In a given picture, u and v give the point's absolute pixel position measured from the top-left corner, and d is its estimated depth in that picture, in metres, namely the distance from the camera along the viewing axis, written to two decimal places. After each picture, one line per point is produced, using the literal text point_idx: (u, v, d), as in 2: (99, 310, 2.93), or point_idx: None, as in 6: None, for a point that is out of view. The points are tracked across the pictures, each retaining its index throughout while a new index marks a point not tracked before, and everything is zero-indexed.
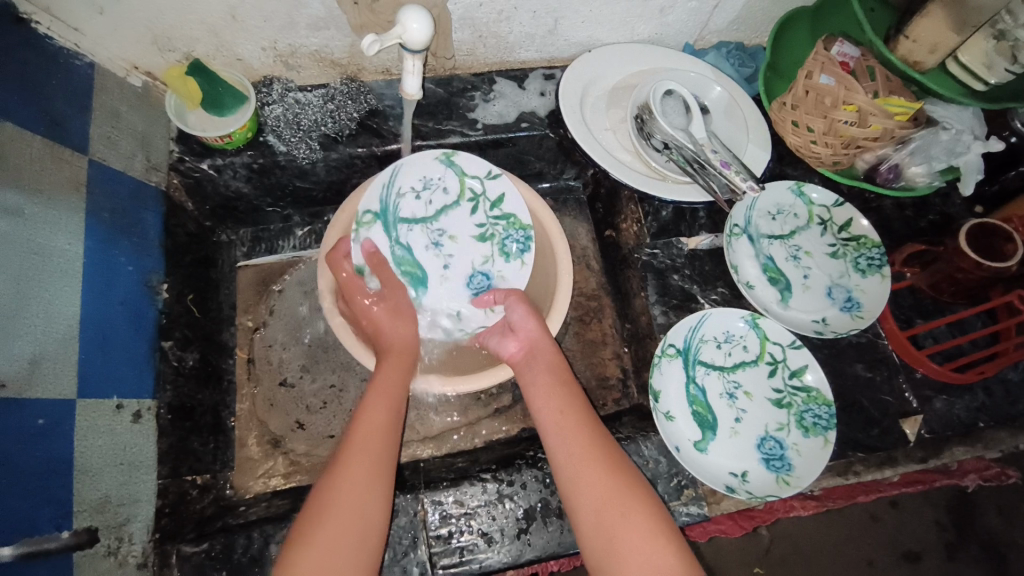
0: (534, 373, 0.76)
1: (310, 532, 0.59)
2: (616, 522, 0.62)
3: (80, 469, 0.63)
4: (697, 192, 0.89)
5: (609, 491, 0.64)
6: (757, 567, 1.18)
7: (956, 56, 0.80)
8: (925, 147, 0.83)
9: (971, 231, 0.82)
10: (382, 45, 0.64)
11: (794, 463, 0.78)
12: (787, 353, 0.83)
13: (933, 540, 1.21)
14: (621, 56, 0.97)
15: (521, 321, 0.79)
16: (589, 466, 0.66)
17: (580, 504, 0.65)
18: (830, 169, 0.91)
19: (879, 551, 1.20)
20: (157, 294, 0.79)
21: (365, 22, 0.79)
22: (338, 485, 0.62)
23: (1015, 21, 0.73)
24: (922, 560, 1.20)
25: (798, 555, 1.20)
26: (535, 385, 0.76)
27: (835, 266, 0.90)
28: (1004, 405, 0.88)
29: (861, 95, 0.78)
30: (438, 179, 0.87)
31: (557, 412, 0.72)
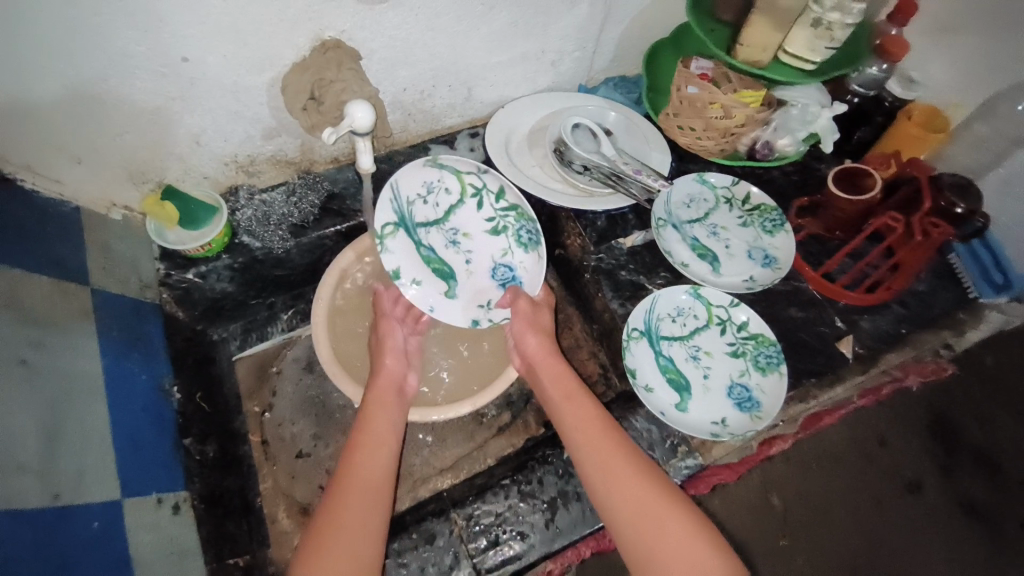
0: (557, 403, 0.83)
1: (332, 528, 0.67)
2: (654, 527, 0.68)
3: (139, 563, 0.67)
4: (621, 199, 1.06)
5: (644, 496, 0.71)
6: (783, 539, 1.28)
7: (784, 49, 0.96)
8: (784, 122, 1.03)
9: (838, 175, 1.01)
10: (338, 134, 0.77)
11: (761, 399, 0.91)
12: (731, 312, 0.97)
13: (920, 465, 1.37)
14: (531, 106, 1.15)
15: (523, 341, 0.89)
16: (622, 474, 0.73)
17: (623, 518, 0.70)
18: (721, 156, 1.10)
19: (881, 489, 1.34)
20: (170, 396, 0.86)
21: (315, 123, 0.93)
22: (341, 505, 0.69)
23: (822, 7, 0.90)
24: (923, 488, 1.35)
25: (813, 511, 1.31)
26: (561, 413, 0.82)
27: (748, 233, 1.06)
28: (921, 312, 1.02)
29: (720, 94, 0.97)
30: (439, 183, 0.96)
31: (584, 429, 0.78)
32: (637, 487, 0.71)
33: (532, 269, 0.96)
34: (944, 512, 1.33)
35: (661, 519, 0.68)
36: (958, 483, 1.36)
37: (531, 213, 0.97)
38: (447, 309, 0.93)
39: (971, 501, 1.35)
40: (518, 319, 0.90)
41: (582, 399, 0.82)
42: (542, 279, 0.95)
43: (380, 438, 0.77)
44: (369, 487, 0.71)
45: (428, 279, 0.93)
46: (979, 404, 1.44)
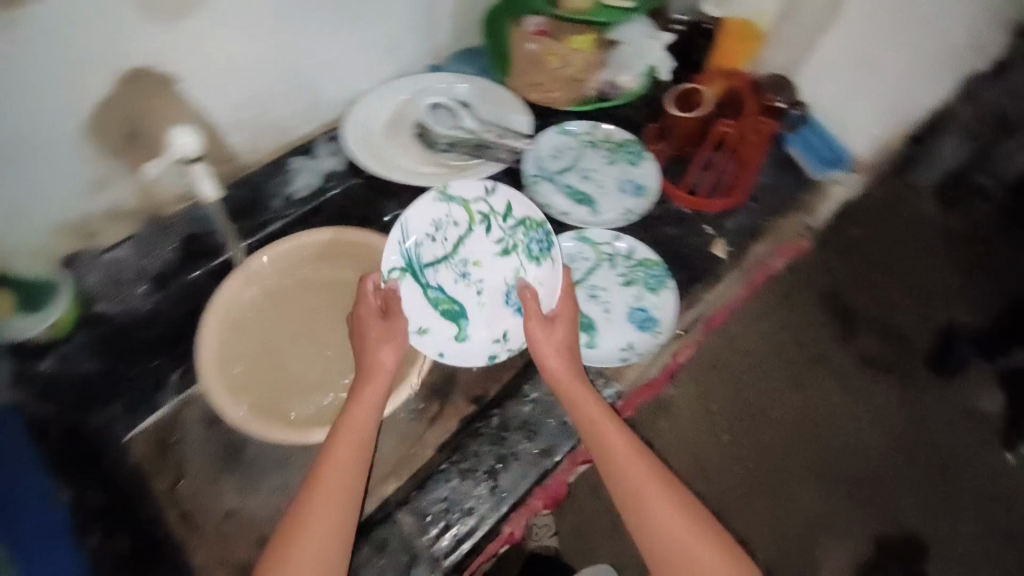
0: (586, 414, 0.81)
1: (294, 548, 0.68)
2: (680, 540, 0.72)
3: None
4: (492, 165, 1.08)
5: (673, 511, 0.73)
6: (727, 436, 1.42)
7: None
8: (619, 61, 1.10)
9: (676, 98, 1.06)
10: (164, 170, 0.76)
11: (659, 315, 0.98)
12: (615, 246, 1.03)
13: (820, 336, 1.54)
14: (380, 95, 1.10)
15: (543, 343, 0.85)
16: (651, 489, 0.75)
17: (653, 532, 0.73)
18: (573, 104, 1.12)
19: (795, 368, 1.50)
20: (59, 497, 0.84)
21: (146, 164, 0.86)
22: (304, 522, 0.70)
23: None
24: (828, 357, 1.52)
25: (746, 404, 1.45)
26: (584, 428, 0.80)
27: (617, 169, 1.11)
28: (773, 203, 1.13)
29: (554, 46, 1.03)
30: (446, 216, 0.96)
31: (612, 440, 0.78)
32: (666, 502, 0.74)
33: (545, 281, 0.94)
34: (848, 371, 1.51)
35: (688, 538, 0.72)
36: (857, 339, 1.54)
37: (539, 220, 0.96)
38: (462, 353, 0.91)
39: (870, 354, 1.53)
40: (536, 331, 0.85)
41: (594, 400, 0.82)
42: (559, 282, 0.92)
43: (348, 451, 0.75)
44: (336, 505, 0.71)
45: (436, 324, 0.92)
46: (859, 275, 1.59)
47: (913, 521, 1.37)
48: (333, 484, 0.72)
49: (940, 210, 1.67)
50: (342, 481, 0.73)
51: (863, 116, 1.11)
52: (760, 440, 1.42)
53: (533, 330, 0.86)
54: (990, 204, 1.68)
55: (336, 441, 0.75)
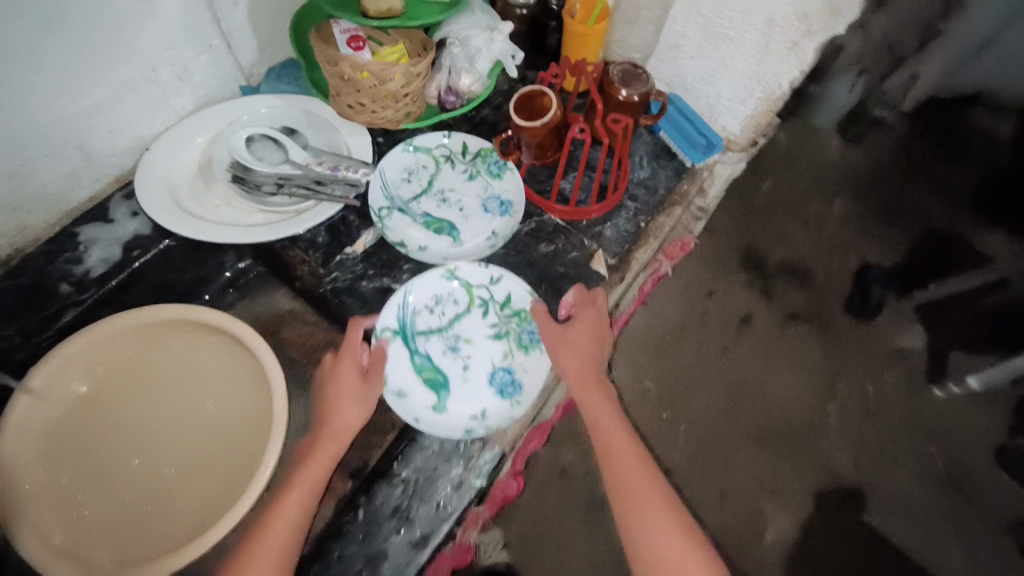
0: (601, 406, 0.80)
1: None
2: (671, 552, 0.68)
3: None
4: (327, 206, 0.91)
5: (670, 527, 0.70)
6: (665, 414, 1.34)
7: None
8: (452, 62, 0.95)
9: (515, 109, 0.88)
10: None
11: (523, 380, 0.85)
12: (491, 290, 0.90)
13: (744, 296, 1.45)
14: (186, 136, 0.93)
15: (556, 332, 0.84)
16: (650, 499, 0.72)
17: (647, 541, 0.69)
18: (410, 121, 0.94)
19: (725, 334, 1.41)
20: None
21: None
22: None
23: None
24: (754, 316, 1.44)
25: (682, 381, 1.37)
26: (609, 415, 0.79)
27: (477, 186, 0.98)
28: (652, 198, 1.04)
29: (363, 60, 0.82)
30: (447, 294, 0.90)
31: (619, 443, 0.77)
32: (659, 518, 0.71)
33: (533, 373, 0.85)
34: (777, 330, 1.43)
35: (680, 552, 0.68)
36: (782, 294, 1.46)
37: None
38: (434, 424, 0.81)
39: (794, 309, 1.46)
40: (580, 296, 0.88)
41: (609, 405, 0.80)
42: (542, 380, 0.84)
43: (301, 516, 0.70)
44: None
45: (415, 388, 0.84)
46: (774, 225, 1.51)
47: (851, 473, 1.31)
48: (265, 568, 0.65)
49: None
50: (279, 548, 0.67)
51: (728, 96, 1.05)
52: (695, 415, 1.34)
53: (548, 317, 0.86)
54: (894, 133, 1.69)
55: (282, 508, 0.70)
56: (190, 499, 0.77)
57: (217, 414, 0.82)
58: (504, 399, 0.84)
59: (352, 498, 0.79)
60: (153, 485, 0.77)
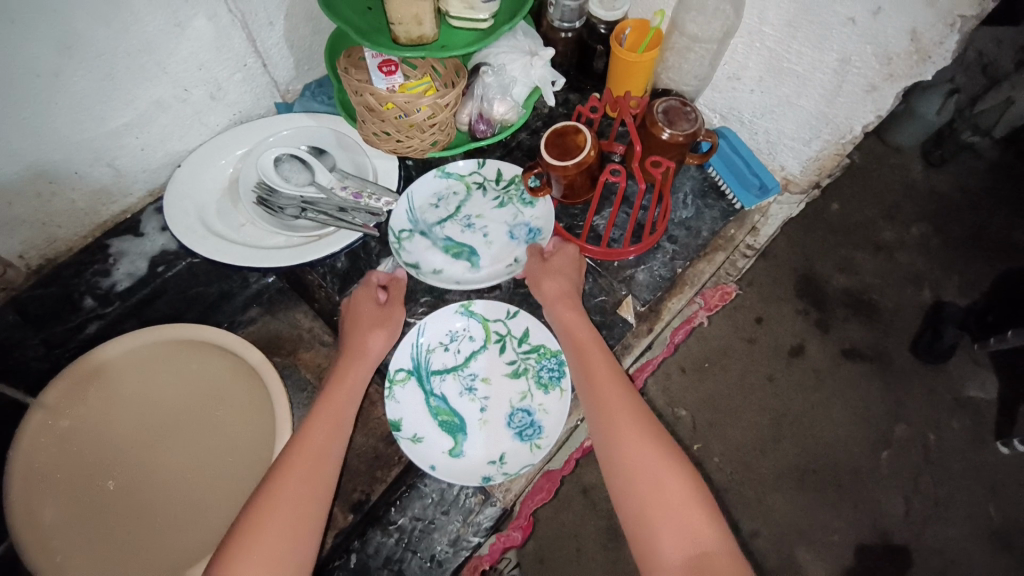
0: (597, 360, 0.76)
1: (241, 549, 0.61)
2: (657, 487, 0.65)
3: None
4: (347, 235, 0.89)
5: (649, 456, 0.67)
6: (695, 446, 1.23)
7: (447, 13, 0.81)
8: (484, 92, 0.91)
9: (546, 146, 0.83)
10: None
11: (543, 423, 0.80)
12: (508, 325, 0.85)
13: (795, 327, 1.33)
14: (217, 153, 0.94)
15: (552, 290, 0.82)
16: (643, 443, 0.68)
17: (636, 480, 0.66)
18: (436, 150, 0.91)
19: (771, 365, 1.29)
20: None
21: None
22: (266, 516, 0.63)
23: None
24: (805, 348, 1.31)
25: (719, 414, 1.26)
26: (601, 371, 0.75)
27: (505, 213, 0.94)
28: (692, 241, 0.96)
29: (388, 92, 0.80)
30: (462, 329, 0.86)
31: (613, 387, 0.73)
32: (645, 449, 0.68)
33: (555, 413, 0.81)
34: (831, 368, 1.30)
35: (658, 480, 0.66)
36: (835, 329, 1.33)
37: (556, 349, 0.83)
38: (451, 472, 0.77)
39: (851, 344, 1.32)
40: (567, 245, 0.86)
41: (600, 353, 0.77)
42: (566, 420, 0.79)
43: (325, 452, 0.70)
44: (290, 517, 0.64)
45: (431, 433, 0.80)
46: (834, 249, 1.40)
47: (902, 532, 1.18)
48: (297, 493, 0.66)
49: (926, 172, 1.49)
50: (302, 491, 0.66)
51: (790, 136, 0.98)
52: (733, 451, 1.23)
53: (542, 273, 0.84)
54: (981, 159, 1.52)
55: (299, 455, 0.68)
56: (199, 519, 0.78)
57: (224, 425, 0.83)
58: (523, 443, 0.80)
59: (346, 541, 0.78)
60: (173, 500, 0.79)
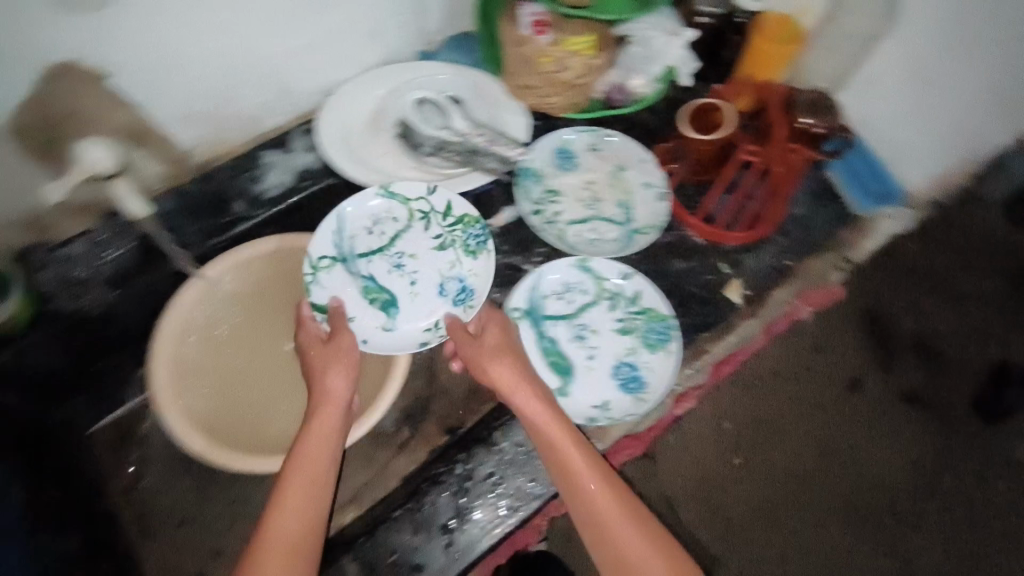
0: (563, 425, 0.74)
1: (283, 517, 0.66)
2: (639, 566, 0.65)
3: None
4: (479, 177, 0.97)
5: (627, 526, 0.67)
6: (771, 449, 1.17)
7: None
8: (628, 61, 0.94)
9: (689, 119, 0.87)
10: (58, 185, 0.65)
11: (647, 378, 0.88)
12: (621, 285, 0.93)
13: None
14: (365, 86, 1.00)
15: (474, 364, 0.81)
16: (614, 510, 0.68)
17: (615, 559, 0.66)
18: (574, 111, 0.98)
19: (824, 394, 1.10)
20: (7, 495, 0.73)
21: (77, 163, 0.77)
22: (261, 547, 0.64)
23: None
24: (864, 385, 1.09)
25: None
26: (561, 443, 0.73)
27: (612, 200, 1.00)
28: (805, 236, 0.99)
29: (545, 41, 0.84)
30: (577, 283, 0.94)
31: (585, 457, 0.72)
32: (623, 522, 0.68)
33: (658, 371, 0.88)
34: (895, 411, 1.08)
35: (637, 550, 0.66)
36: None
37: (664, 314, 0.91)
38: (558, 407, 0.86)
39: (915, 389, 1.09)
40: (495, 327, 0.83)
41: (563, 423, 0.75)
42: (670, 379, 0.87)
43: (313, 480, 0.69)
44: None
45: (542, 370, 0.90)
46: None
47: None
48: (286, 529, 0.65)
49: None
50: (287, 559, 0.63)
51: (923, 142, 0.94)
52: (769, 481, 1.05)
53: (483, 359, 0.80)
54: None
55: (271, 530, 0.65)
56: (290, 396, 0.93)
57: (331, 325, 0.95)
58: (625, 393, 0.88)
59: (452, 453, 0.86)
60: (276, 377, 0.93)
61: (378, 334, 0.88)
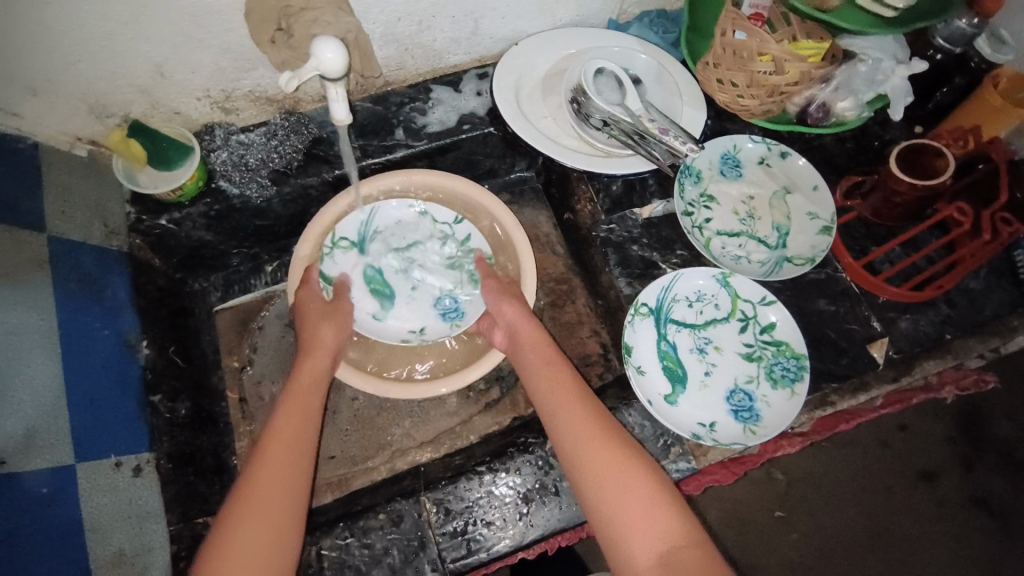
0: (524, 355, 0.81)
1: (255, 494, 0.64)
2: (617, 487, 0.66)
3: (90, 527, 0.66)
4: (640, 162, 0.92)
5: (609, 454, 0.69)
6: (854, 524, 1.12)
7: None
8: (847, 82, 0.85)
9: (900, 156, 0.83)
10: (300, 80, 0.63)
11: (762, 413, 0.81)
12: (758, 309, 0.86)
13: None
14: (549, 44, 0.98)
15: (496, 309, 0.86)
16: (590, 441, 0.70)
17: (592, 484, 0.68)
18: (764, 118, 0.92)
19: (898, 475, 1.14)
20: (138, 352, 0.80)
21: (287, 59, 0.81)
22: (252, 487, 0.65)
23: None
24: (939, 477, 1.14)
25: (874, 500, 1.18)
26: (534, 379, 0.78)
27: (770, 222, 0.93)
28: (968, 314, 0.91)
29: (774, 45, 0.79)
30: (711, 294, 0.88)
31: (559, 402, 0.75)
32: (602, 446, 0.70)
33: (777, 409, 0.81)
34: (959, 508, 1.13)
35: (617, 479, 0.67)
36: None
37: (798, 351, 0.84)
38: (665, 415, 0.81)
39: (985, 493, 1.14)
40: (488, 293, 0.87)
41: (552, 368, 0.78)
42: (790, 421, 0.79)
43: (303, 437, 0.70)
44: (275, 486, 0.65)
45: (654, 371, 0.84)
46: None
47: None
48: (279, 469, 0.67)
49: None
50: (289, 461, 0.68)
51: None
52: (821, 537, 1.11)
53: (503, 297, 0.86)
54: None
55: (259, 490, 0.64)
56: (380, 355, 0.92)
57: None
58: (737, 421, 0.81)
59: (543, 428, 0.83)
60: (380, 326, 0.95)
61: (436, 322, 0.91)
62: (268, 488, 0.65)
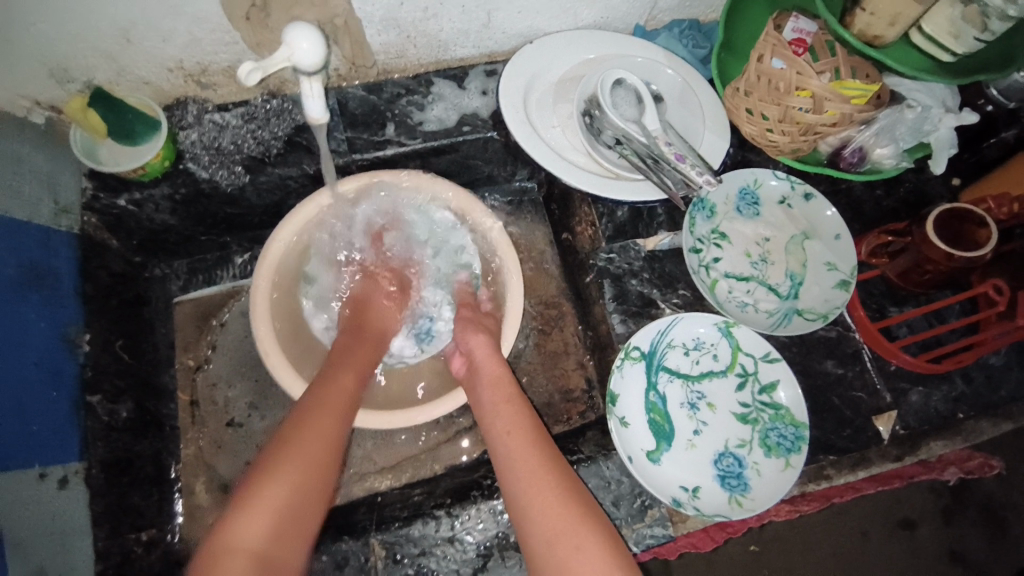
0: (481, 391, 0.75)
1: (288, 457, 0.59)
2: (569, 553, 0.58)
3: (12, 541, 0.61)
4: (651, 190, 0.83)
5: (568, 513, 0.61)
6: None
7: (918, 26, 0.70)
8: (891, 127, 0.76)
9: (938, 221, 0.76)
10: (264, 72, 0.54)
11: (751, 483, 0.75)
12: (759, 366, 0.79)
13: None
14: (566, 46, 0.89)
15: (466, 338, 0.80)
16: (545, 489, 0.63)
17: (535, 536, 0.61)
18: (791, 157, 0.84)
19: (873, 519, 0.98)
20: (78, 348, 0.74)
21: (262, 41, 0.72)
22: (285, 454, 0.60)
23: None
24: (917, 527, 0.98)
25: None
26: (484, 404, 0.73)
27: (784, 269, 0.84)
28: (985, 394, 0.84)
29: (815, 80, 0.71)
30: (711, 344, 0.81)
31: (507, 435, 0.69)
32: (556, 499, 0.62)
33: (768, 481, 0.75)
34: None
35: (578, 538, 0.59)
36: None
37: (798, 419, 0.77)
38: (644, 474, 0.74)
39: (962, 549, 0.98)
40: (461, 321, 0.83)
41: (509, 401, 0.72)
42: (780, 497, 0.73)
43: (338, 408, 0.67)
44: (319, 454, 0.61)
45: (639, 424, 0.77)
46: None
47: None
48: (313, 443, 0.62)
49: None
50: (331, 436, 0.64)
51: None
52: None
53: (470, 327, 0.82)
54: None
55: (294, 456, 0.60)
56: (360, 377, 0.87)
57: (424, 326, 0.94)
58: (723, 489, 0.75)
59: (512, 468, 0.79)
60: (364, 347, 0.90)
61: (407, 340, 0.88)
62: (306, 442, 0.61)
